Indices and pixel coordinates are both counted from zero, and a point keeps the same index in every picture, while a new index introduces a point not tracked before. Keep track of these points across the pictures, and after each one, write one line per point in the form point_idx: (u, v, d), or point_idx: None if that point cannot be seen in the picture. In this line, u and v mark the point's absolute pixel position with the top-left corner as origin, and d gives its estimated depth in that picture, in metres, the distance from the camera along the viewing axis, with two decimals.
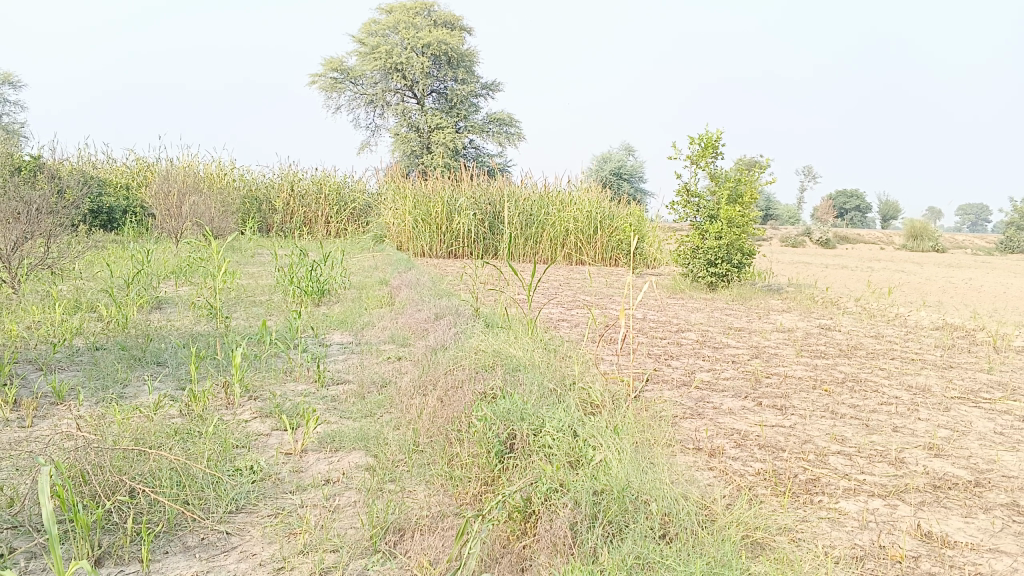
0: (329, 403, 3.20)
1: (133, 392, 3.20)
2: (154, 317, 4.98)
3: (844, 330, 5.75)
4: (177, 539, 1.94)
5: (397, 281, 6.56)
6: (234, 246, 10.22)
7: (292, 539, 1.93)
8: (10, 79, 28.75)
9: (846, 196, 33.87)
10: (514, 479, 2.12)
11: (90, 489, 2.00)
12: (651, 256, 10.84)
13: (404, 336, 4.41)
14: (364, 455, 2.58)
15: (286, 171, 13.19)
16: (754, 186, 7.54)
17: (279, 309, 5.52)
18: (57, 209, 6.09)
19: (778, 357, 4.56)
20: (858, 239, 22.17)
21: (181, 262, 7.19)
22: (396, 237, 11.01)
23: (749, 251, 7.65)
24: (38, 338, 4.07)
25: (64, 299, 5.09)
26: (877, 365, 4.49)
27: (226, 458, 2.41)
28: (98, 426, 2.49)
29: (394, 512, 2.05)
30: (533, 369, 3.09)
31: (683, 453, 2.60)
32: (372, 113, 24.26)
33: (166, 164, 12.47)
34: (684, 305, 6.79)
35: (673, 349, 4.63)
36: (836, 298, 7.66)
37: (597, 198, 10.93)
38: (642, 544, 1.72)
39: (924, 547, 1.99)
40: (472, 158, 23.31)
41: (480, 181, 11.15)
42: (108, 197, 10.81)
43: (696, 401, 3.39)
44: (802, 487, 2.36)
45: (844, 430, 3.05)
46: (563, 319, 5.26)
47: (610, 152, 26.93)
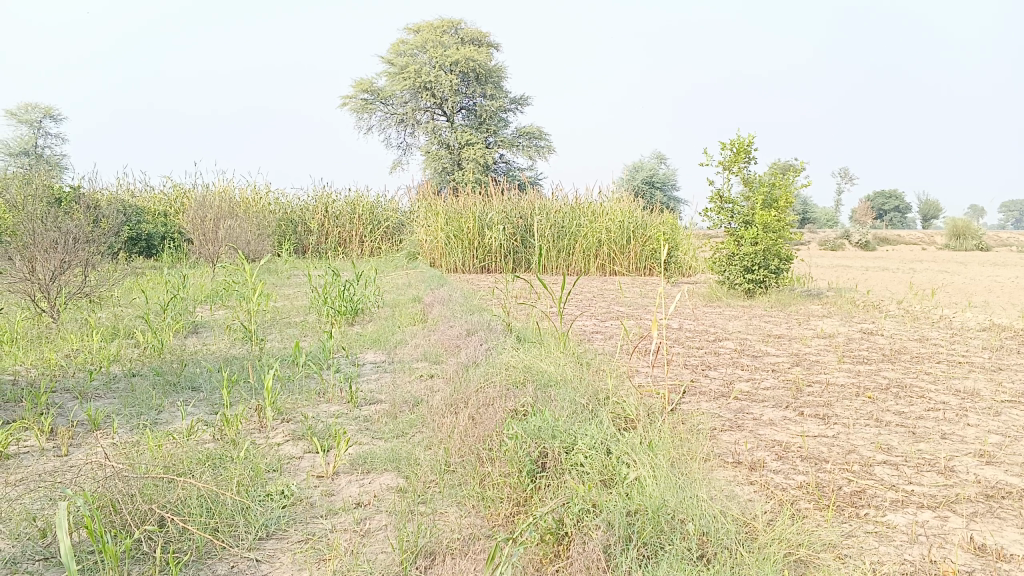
0: (362, 424, 3.17)
1: (167, 418, 3.20)
2: (190, 342, 5.02)
3: (886, 334, 5.60)
4: (207, 567, 1.93)
5: (430, 298, 6.55)
6: (269, 268, 10.32)
7: (322, 566, 1.90)
8: (52, 113, 29.50)
9: (884, 196, 33.31)
10: (547, 499, 2.07)
11: (120, 518, 2.00)
12: (686, 264, 10.71)
13: (436, 354, 4.38)
14: (395, 477, 2.55)
15: (320, 193, 13.32)
16: (788, 190, 7.41)
17: (314, 330, 5.54)
18: (95, 237, 6.18)
19: (819, 364, 4.45)
20: (899, 240, 21.74)
21: (218, 286, 7.26)
22: (429, 255, 11.03)
23: (786, 256, 7.51)
24: (76, 366, 4.11)
25: (102, 327, 5.15)
26: (922, 369, 4.36)
27: (257, 483, 2.39)
28: (131, 454, 2.49)
29: (425, 535, 2.01)
30: (565, 384, 3.03)
31: (722, 467, 2.53)
32: (403, 132, 24.44)
33: (202, 189, 12.65)
34: (720, 314, 6.67)
35: (710, 359, 4.54)
36: (877, 301, 7.49)
37: (629, 208, 10.85)
38: (678, 567, 1.66)
39: (978, 562, 1.90)
40: (503, 173, 23.35)
41: (510, 195, 11.14)
42: (146, 224, 10.99)
43: (734, 412, 3.31)
44: (846, 500, 2.28)
45: (890, 439, 2.94)
46: (597, 332, 5.19)
47: (641, 161, 26.81)
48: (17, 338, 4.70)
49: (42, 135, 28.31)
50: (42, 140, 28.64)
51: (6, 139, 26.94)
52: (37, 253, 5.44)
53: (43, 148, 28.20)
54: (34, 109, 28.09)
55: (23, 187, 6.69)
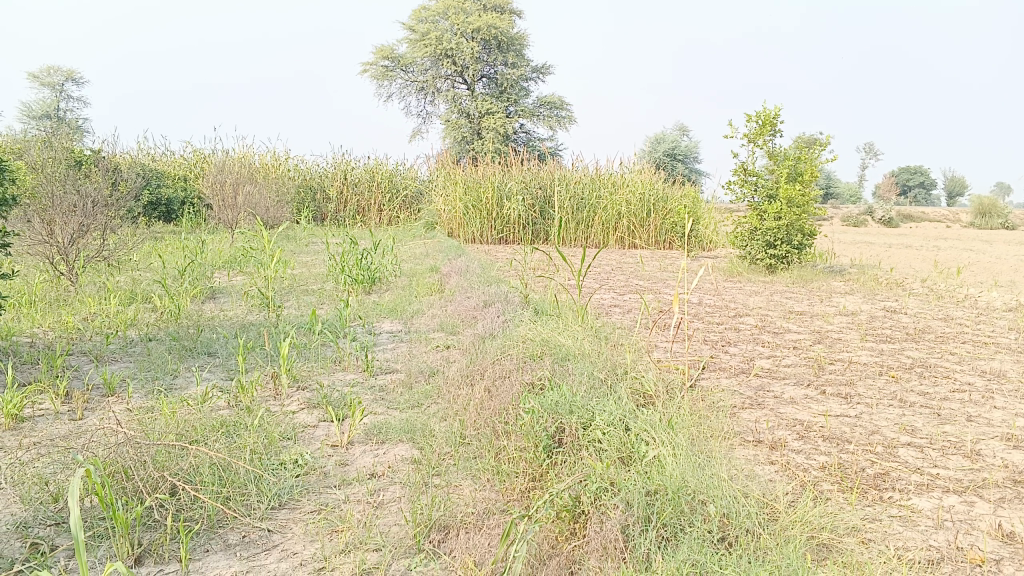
0: (377, 393, 3.15)
1: (182, 383, 3.20)
2: (208, 308, 5.00)
3: (910, 312, 5.50)
4: (218, 536, 1.93)
5: (448, 268, 6.50)
6: (288, 235, 10.29)
7: (334, 538, 1.89)
8: (73, 77, 29.44)
9: (909, 172, 32.77)
10: (563, 476, 2.04)
11: (131, 486, 2.00)
12: (707, 238, 10.58)
13: (453, 324, 4.34)
14: (410, 448, 2.52)
15: (339, 160, 13.25)
16: (814, 164, 7.25)
17: (330, 298, 5.51)
18: (114, 201, 6.15)
19: (841, 342, 4.37)
20: (923, 217, 21.42)
21: (236, 252, 7.23)
22: (447, 224, 10.98)
23: (809, 232, 7.39)
24: (93, 329, 4.10)
25: (119, 291, 5.14)
26: (947, 349, 4.27)
27: (271, 452, 2.37)
28: (146, 420, 2.48)
29: (439, 508, 1.99)
30: (583, 358, 2.98)
31: (742, 446, 2.48)
32: (423, 100, 24.25)
33: (221, 155, 12.62)
34: (741, 289, 6.59)
35: (730, 335, 4.47)
36: (900, 279, 7.37)
37: (650, 179, 10.71)
38: (699, 551, 1.63)
39: (1006, 550, 1.84)
40: (523, 143, 23.18)
41: (530, 165, 11.02)
42: (166, 189, 10.96)
43: (755, 390, 3.25)
44: (870, 482, 2.22)
45: (915, 420, 2.88)
46: (615, 305, 5.14)
47: (663, 132, 26.50)
48: (35, 300, 4.71)
49: (64, 97, 28.38)
50: (64, 102, 28.71)
51: (29, 102, 26.98)
52: (55, 216, 5.42)
53: (64, 111, 28.26)
54: (55, 72, 28.14)
55: (42, 147, 6.66)
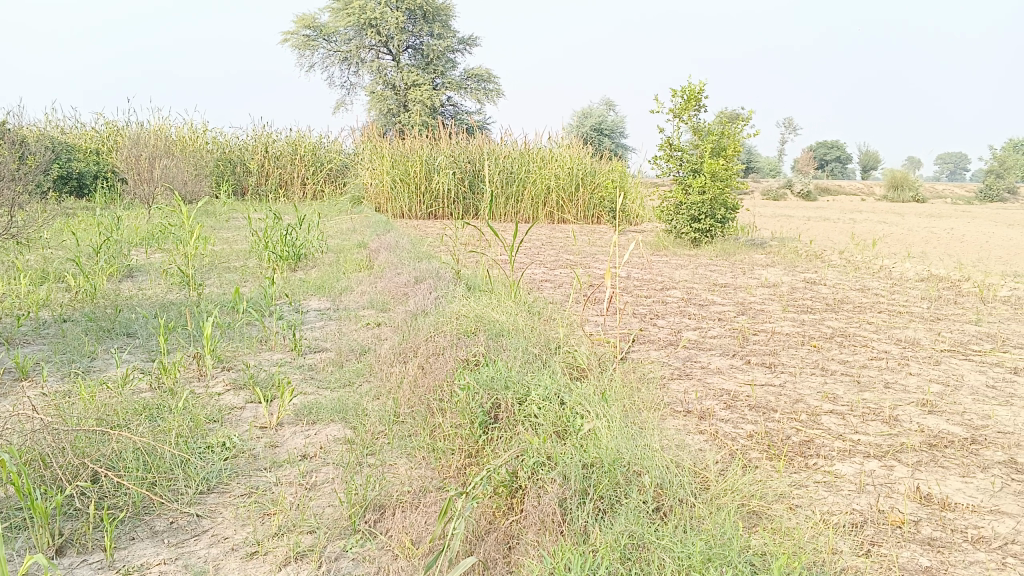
0: (306, 372, 3.09)
1: (100, 366, 3.08)
2: (125, 287, 4.82)
3: (829, 283, 5.68)
4: (144, 523, 1.86)
5: (376, 244, 6.40)
6: (208, 211, 9.97)
7: (267, 521, 1.85)
8: None
9: (826, 146, 33.77)
10: (499, 451, 2.04)
11: (50, 474, 1.91)
12: (633, 213, 10.69)
13: (383, 302, 4.29)
14: (342, 428, 2.48)
15: (260, 132, 12.87)
16: (737, 139, 7.38)
17: (255, 275, 5.37)
18: (19, 175, 5.83)
19: (765, 313, 4.49)
20: (839, 191, 22.14)
21: (153, 228, 6.96)
22: (374, 199, 10.81)
23: (733, 206, 7.55)
24: (2, 311, 3.90)
25: (29, 270, 4.89)
26: (864, 319, 4.43)
27: (198, 435, 2.30)
28: (62, 405, 2.37)
29: (374, 488, 1.97)
30: (517, 333, 2.98)
31: (672, 417, 2.53)
32: (347, 71, 23.73)
33: (135, 127, 12.11)
34: (668, 262, 6.69)
35: (658, 308, 4.54)
36: (819, 251, 7.60)
37: (578, 154, 10.74)
38: (636, 522, 1.65)
39: (924, 511, 1.93)
40: (450, 116, 22.95)
41: (457, 139, 10.92)
42: (77, 162, 10.47)
43: (683, 361, 3.32)
44: (796, 449, 2.29)
45: (836, 388, 2.98)
46: (546, 280, 5.15)
47: (590, 106, 26.62)
48: None
49: None
50: None
51: None
52: None
53: None
54: None
55: None
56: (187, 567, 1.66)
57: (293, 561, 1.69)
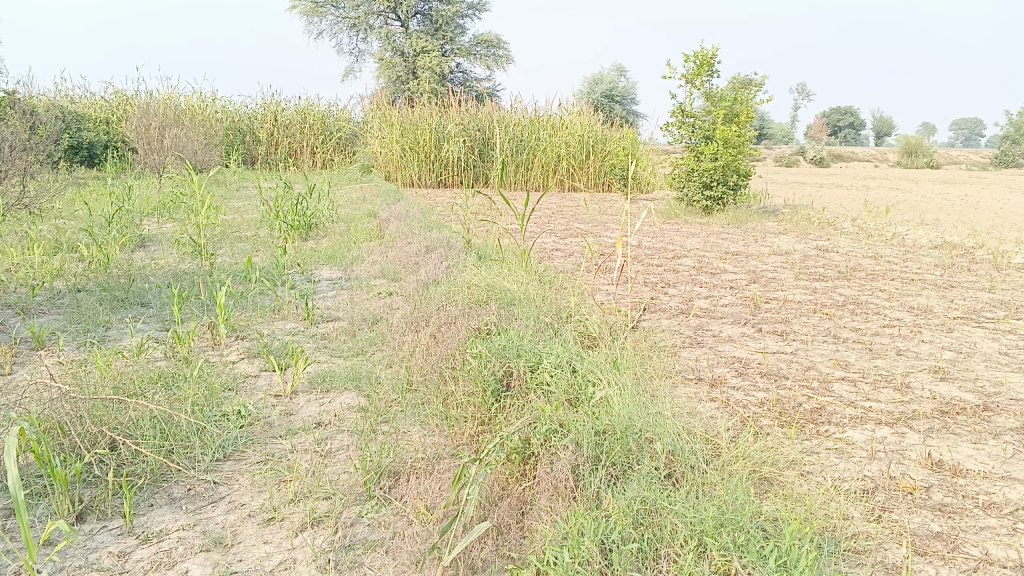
0: (320, 341, 3.11)
1: (116, 335, 3.10)
2: (138, 257, 4.84)
3: (841, 251, 5.65)
4: (163, 490, 1.89)
5: (386, 213, 6.39)
6: (219, 180, 9.96)
7: (283, 488, 1.88)
8: None
9: (840, 112, 33.37)
10: (512, 419, 2.05)
11: (69, 442, 1.94)
12: (645, 180, 10.62)
13: (395, 270, 4.29)
14: (355, 396, 2.51)
15: (269, 101, 12.81)
16: (750, 105, 7.29)
17: (267, 245, 5.38)
18: (30, 145, 5.84)
19: (777, 281, 4.47)
20: (853, 157, 21.92)
21: (165, 198, 6.97)
22: (384, 167, 10.77)
23: (745, 173, 7.50)
24: (17, 281, 3.92)
25: (43, 240, 4.92)
26: (877, 286, 4.41)
27: (213, 403, 2.33)
28: (79, 374, 2.40)
29: (388, 454, 1.99)
30: (528, 302, 2.98)
31: (684, 385, 2.54)
32: (355, 39, 23.53)
33: (144, 96, 12.08)
34: (679, 230, 6.66)
35: (670, 277, 4.52)
36: (832, 218, 7.55)
37: (588, 120, 10.65)
38: (648, 488, 1.66)
39: (935, 477, 1.93)
40: (460, 84, 22.76)
41: (467, 106, 10.84)
42: (87, 132, 10.47)
43: (694, 329, 3.32)
44: (807, 417, 2.30)
45: (848, 355, 2.98)
46: (557, 249, 5.15)
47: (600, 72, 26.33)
48: None
49: None
50: None
51: None
52: None
53: None
54: None
55: None
56: (206, 533, 1.69)
57: (309, 526, 1.72)
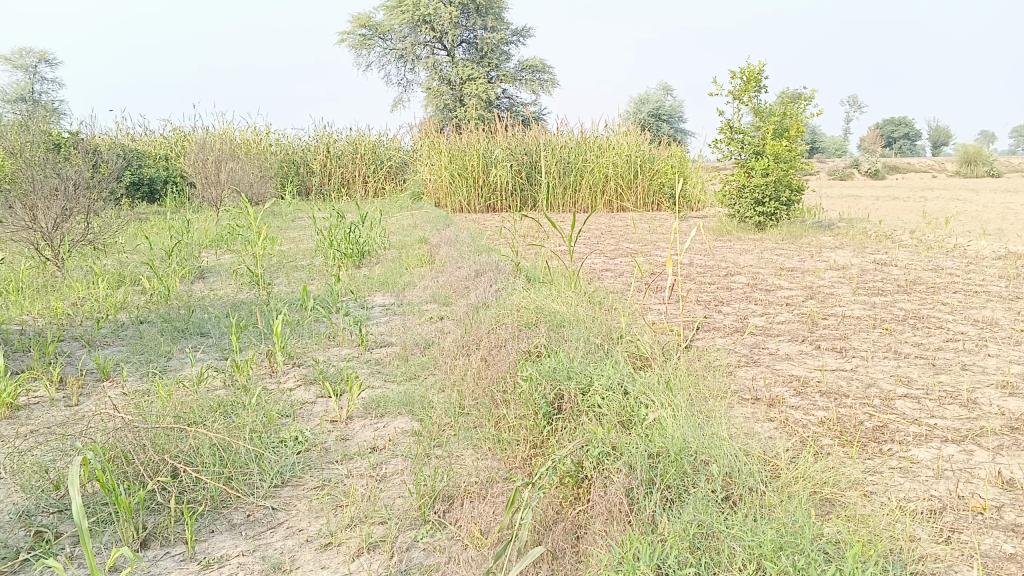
0: (373, 367, 3.14)
1: (176, 365, 3.18)
2: (197, 288, 4.96)
3: (900, 264, 5.51)
4: (223, 517, 1.93)
5: (436, 239, 6.45)
6: (274, 212, 10.18)
7: (339, 513, 1.90)
8: (46, 57, 28.76)
9: (894, 123, 32.71)
10: (564, 442, 2.05)
11: (132, 470, 1.99)
12: (694, 198, 10.53)
13: (445, 295, 4.32)
14: (409, 420, 2.52)
15: (321, 133, 13.08)
16: (800, 119, 7.18)
17: (321, 274, 5.47)
18: (95, 183, 6.05)
19: (834, 297, 4.38)
20: (909, 168, 21.43)
21: (222, 230, 7.15)
22: (434, 193, 10.89)
23: (797, 187, 7.38)
24: (83, 315, 4.05)
25: (106, 274, 5.08)
26: (939, 299, 4.28)
27: (271, 429, 2.37)
28: (142, 403, 2.46)
29: (442, 479, 2.00)
30: (579, 323, 2.97)
31: (740, 404, 2.50)
32: (403, 69, 23.92)
33: (201, 132, 12.44)
34: (731, 248, 6.58)
35: (723, 295, 4.46)
36: (888, 231, 7.38)
37: (636, 140, 10.64)
38: (705, 511, 1.63)
39: (1007, 497, 1.86)
40: (506, 109, 22.94)
41: (514, 131, 10.91)
42: (148, 168, 10.81)
43: (750, 348, 3.26)
44: (869, 435, 2.24)
45: (910, 371, 2.90)
46: (607, 270, 5.13)
47: (647, 91, 26.28)
48: (22, 287, 4.65)
49: (37, 80, 27.84)
50: (38, 85, 28.17)
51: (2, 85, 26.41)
52: (37, 201, 5.32)
53: (39, 93, 27.81)
54: (27, 53, 27.58)
55: (19, 130, 6.51)
56: (265, 558, 1.71)
57: (365, 551, 1.73)
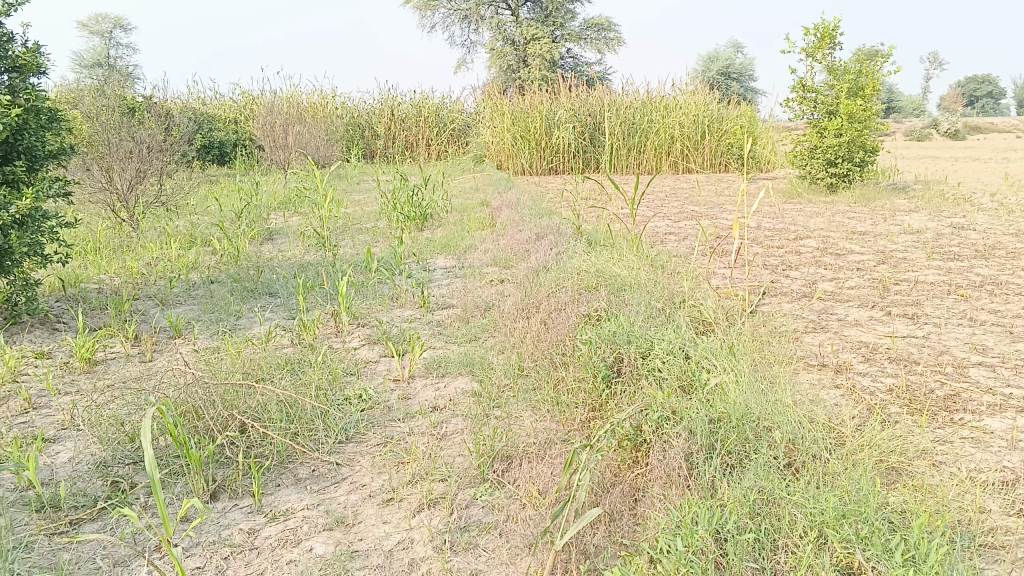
0: (435, 328, 3.17)
1: (245, 323, 3.27)
2: (266, 249, 5.07)
3: (979, 228, 5.28)
4: (289, 471, 1.99)
5: (499, 202, 6.44)
6: (339, 175, 10.29)
7: (401, 469, 1.94)
8: (121, 24, 29.46)
9: (976, 81, 31.17)
10: (623, 405, 2.04)
11: (203, 425, 2.06)
12: (764, 159, 10.26)
13: (507, 258, 4.33)
14: (470, 381, 2.55)
15: (386, 95, 13.12)
16: (877, 76, 6.90)
17: (385, 236, 5.53)
18: (167, 146, 6.20)
19: (907, 262, 4.23)
20: (991, 128, 20.47)
21: (290, 193, 7.26)
22: (496, 156, 10.86)
23: (872, 148, 7.12)
24: (158, 274, 4.18)
25: (179, 235, 5.22)
26: (1020, 265, 4.10)
27: (336, 387, 2.42)
28: (213, 360, 2.54)
29: (501, 439, 2.02)
30: (640, 287, 2.94)
31: (806, 370, 2.45)
32: (467, 29, 23.74)
33: (269, 96, 12.61)
34: (801, 211, 6.41)
35: (790, 259, 4.36)
36: (968, 194, 7.07)
37: (703, 100, 10.41)
38: (766, 477, 1.61)
39: None
40: (570, 69, 22.63)
41: (578, 92, 10.77)
42: (218, 132, 11.03)
43: (817, 313, 3.19)
44: (940, 404, 2.17)
45: (986, 339, 2.79)
46: (671, 233, 5.05)
47: (715, 49, 25.58)
48: (100, 247, 4.82)
49: (114, 46, 28.58)
50: (114, 51, 28.91)
51: (81, 51, 27.19)
52: (113, 163, 5.48)
53: (115, 59, 28.55)
54: (104, 21, 28.32)
55: (96, 94, 6.70)
56: (329, 512, 1.76)
57: (425, 507, 1.76)
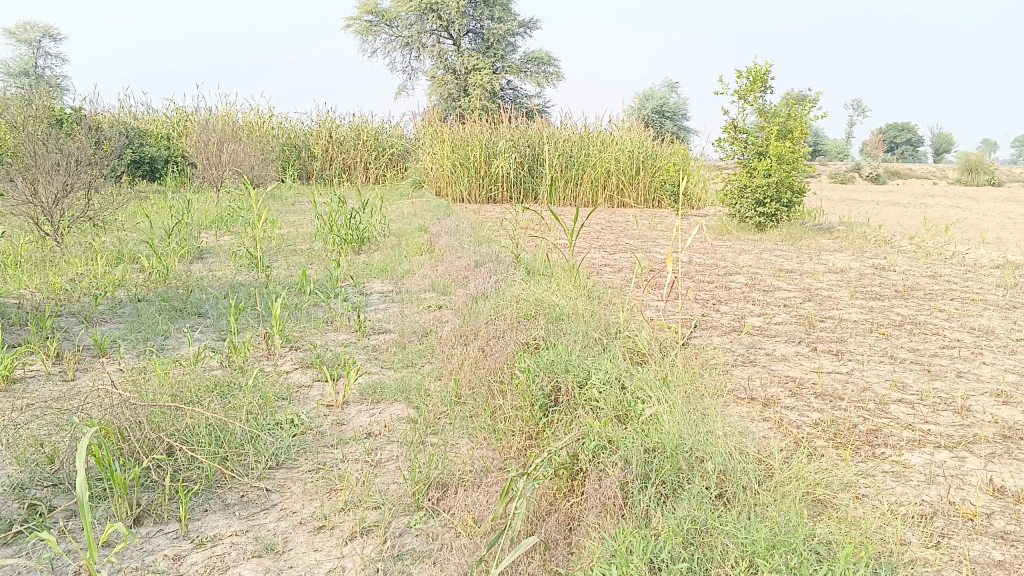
0: (370, 353, 3.14)
1: (173, 344, 3.18)
2: (195, 268, 4.95)
3: (899, 270, 5.51)
4: (216, 496, 1.93)
5: (436, 228, 6.44)
6: (275, 195, 10.15)
7: (333, 496, 1.91)
8: (51, 33, 28.62)
9: (896, 129, 32.61)
10: (559, 434, 2.06)
11: (128, 447, 1.99)
12: (696, 196, 10.50)
13: (444, 284, 4.32)
14: (405, 407, 2.53)
15: (324, 118, 13.02)
16: (805, 121, 7.18)
17: (320, 258, 5.46)
18: (96, 159, 6.01)
19: (831, 300, 4.39)
20: (910, 174, 21.41)
21: (222, 211, 7.12)
22: (435, 182, 10.87)
23: (799, 190, 7.37)
24: (81, 290, 4.04)
25: (105, 251, 5.06)
26: (936, 306, 4.28)
27: (267, 411, 2.37)
28: (138, 380, 2.47)
29: (437, 466, 2.01)
30: (577, 317, 2.97)
31: (736, 403, 2.51)
32: (409, 56, 23.78)
33: (203, 114, 12.39)
34: (731, 247, 6.57)
35: (721, 294, 4.47)
36: (888, 236, 7.37)
37: (639, 137, 10.65)
38: (699, 507, 1.64)
39: (997, 504, 1.88)
40: (510, 100, 22.88)
41: (517, 123, 10.88)
42: (149, 147, 10.74)
43: (747, 348, 3.27)
44: (863, 438, 2.25)
45: (905, 376, 2.91)
46: (606, 265, 5.13)
47: (651, 87, 26.19)
48: (20, 261, 4.63)
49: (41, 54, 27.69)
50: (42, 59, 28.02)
51: (7, 59, 26.26)
52: (38, 174, 5.28)
53: (43, 68, 27.66)
54: (32, 28, 27.40)
55: (21, 104, 6.46)
56: (258, 539, 1.72)
57: (358, 535, 1.74)
